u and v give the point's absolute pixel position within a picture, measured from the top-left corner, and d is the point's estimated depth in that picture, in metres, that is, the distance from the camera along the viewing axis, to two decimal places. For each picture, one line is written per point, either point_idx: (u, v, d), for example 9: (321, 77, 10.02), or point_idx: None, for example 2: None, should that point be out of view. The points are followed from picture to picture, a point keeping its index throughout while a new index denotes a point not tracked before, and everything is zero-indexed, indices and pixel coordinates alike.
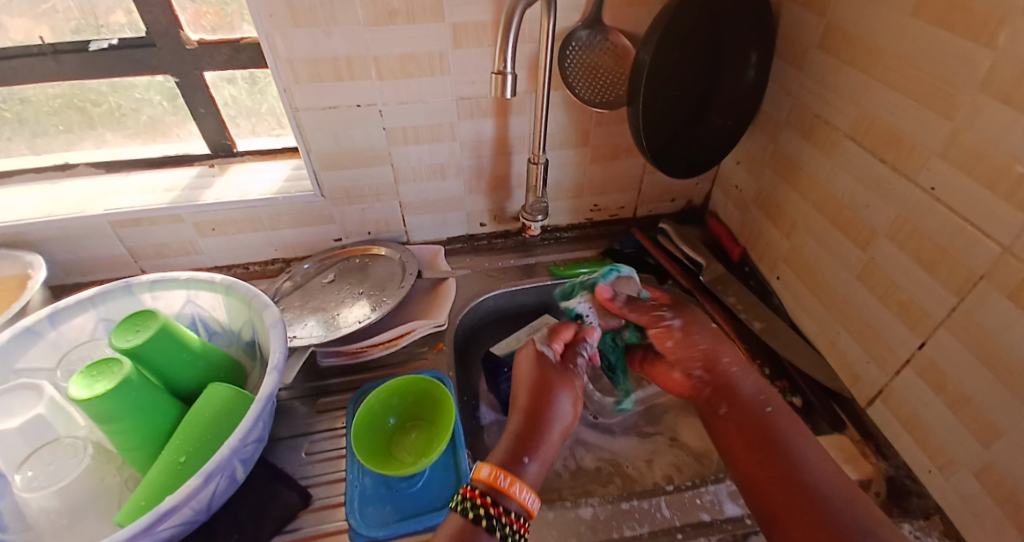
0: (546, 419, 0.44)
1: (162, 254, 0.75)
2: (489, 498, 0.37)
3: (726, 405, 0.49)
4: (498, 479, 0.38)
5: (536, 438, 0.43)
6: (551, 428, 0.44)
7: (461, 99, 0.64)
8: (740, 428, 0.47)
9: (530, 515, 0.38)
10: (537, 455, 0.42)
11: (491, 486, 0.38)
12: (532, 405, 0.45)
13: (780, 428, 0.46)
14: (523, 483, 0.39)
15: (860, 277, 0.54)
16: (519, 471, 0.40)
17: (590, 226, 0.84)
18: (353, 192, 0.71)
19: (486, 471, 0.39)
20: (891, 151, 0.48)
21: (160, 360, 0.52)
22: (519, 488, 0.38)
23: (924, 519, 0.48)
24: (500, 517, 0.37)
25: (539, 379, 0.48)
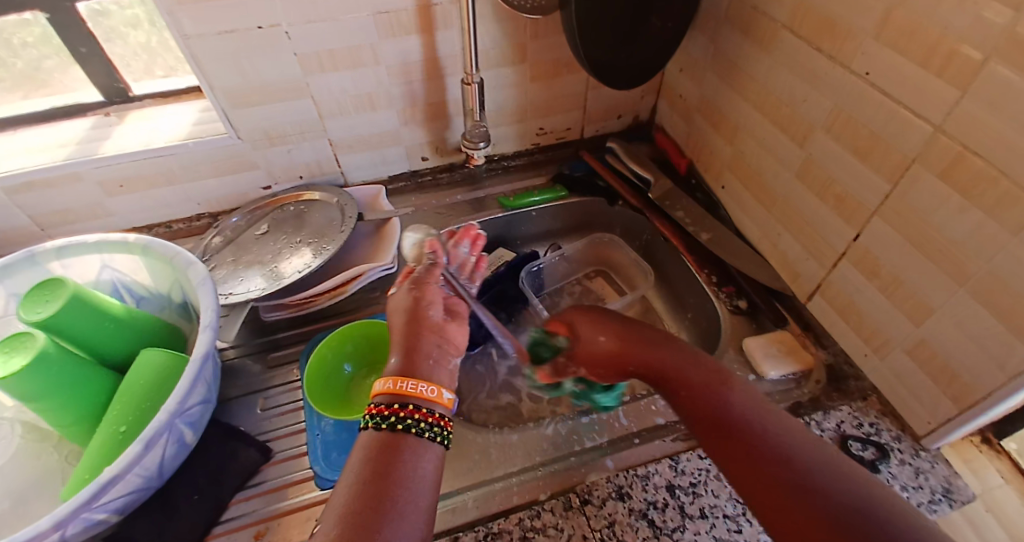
0: (424, 324, 0.41)
1: (69, 221, 0.67)
2: (391, 406, 0.35)
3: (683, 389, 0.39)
4: (391, 386, 0.36)
5: (420, 342, 0.39)
6: (430, 323, 0.42)
7: (379, 13, 0.57)
8: (691, 410, 0.37)
9: (442, 404, 0.36)
10: (432, 358, 0.39)
11: (386, 392, 0.35)
12: (407, 311, 0.42)
13: (706, 392, 0.37)
14: (417, 378, 0.37)
15: (799, 175, 0.54)
16: (415, 370, 0.37)
17: (538, 152, 0.81)
18: (274, 132, 0.65)
19: (380, 383, 0.36)
20: (826, 39, 0.47)
21: (80, 330, 0.48)
22: (415, 384, 0.36)
23: (862, 400, 0.52)
24: (406, 417, 0.34)
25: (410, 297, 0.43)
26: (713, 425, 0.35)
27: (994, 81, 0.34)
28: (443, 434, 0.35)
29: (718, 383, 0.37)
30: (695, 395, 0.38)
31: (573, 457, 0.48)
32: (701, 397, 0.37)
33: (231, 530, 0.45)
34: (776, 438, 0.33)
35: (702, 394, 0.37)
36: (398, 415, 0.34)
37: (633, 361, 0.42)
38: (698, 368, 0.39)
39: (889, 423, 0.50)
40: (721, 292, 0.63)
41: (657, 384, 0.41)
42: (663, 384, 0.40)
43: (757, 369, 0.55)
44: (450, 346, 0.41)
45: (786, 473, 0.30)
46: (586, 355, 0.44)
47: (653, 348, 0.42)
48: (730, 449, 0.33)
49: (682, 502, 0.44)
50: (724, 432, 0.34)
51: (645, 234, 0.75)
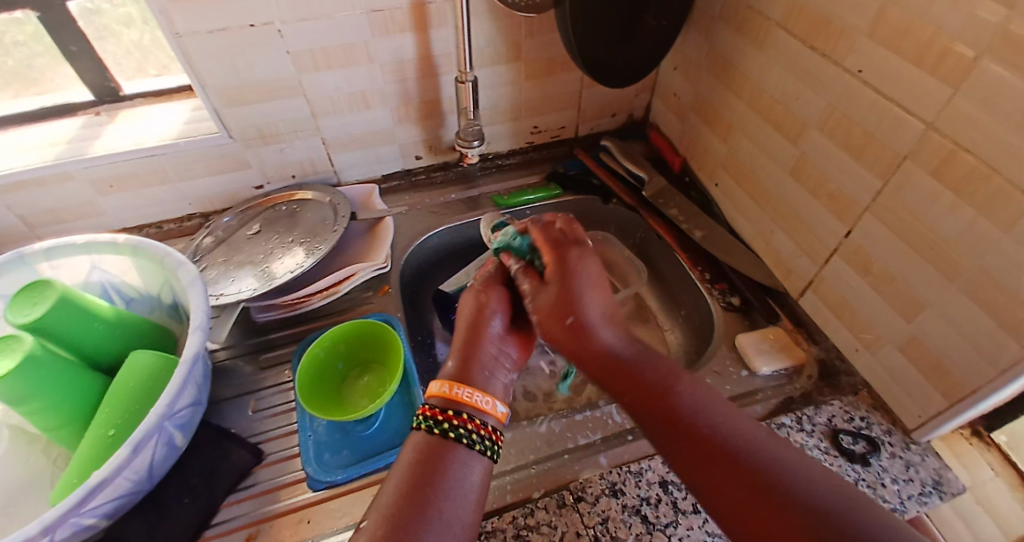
0: (485, 334, 0.42)
1: (60, 220, 0.67)
2: (448, 410, 0.36)
3: (634, 384, 0.37)
4: (451, 390, 0.37)
5: (477, 351, 0.41)
6: (491, 332, 0.43)
7: (372, 11, 0.57)
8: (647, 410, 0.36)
9: (493, 417, 0.37)
10: (484, 366, 0.40)
11: (440, 397, 0.37)
12: (471, 314, 0.44)
13: (660, 390, 0.36)
14: (470, 385, 0.38)
15: (792, 172, 0.54)
16: (465, 378, 0.39)
17: (532, 150, 0.80)
18: (267, 131, 0.64)
19: (436, 387, 0.38)
20: (820, 36, 0.47)
21: (69, 332, 0.47)
22: (474, 393, 0.37)
23: (853, 394, 0.52)
24: (463, 424, 0.36)
25: (474, 301, 0.45)
26: (672, 426, 0.34)
27: (986, 78, 0.34)
28: (491, 446, 0.36)
29: (672, 381, 0.37)
30: (649, 393, 0.36)
31: (566, 455, 0.48)
32: (655, 394, 0.36)
33: (222, 533, 0.45)
34: (736, 437, 0.32)
35: (657, 393, 0.36)
36: (450, 421, 0.36)
37: (580, 354, 0.40)
38: (647, 362, 0.38)
39: (879, 416, 0.50)
40: (714, 289, 0.63)
41: (605, 381, 0.39)
42: (609, 377, 0.38)
43: (750, 365, 0.55)
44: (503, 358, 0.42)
45: (750, 474, 0.30)
46: (558, 297, 0.42)
47: (598, 330, 0.40)
48: (693, 452, 0.32)
49: (675, 497, 0.44)
50: (681, 433, 0.33)
51: (638, 233, 0.74)
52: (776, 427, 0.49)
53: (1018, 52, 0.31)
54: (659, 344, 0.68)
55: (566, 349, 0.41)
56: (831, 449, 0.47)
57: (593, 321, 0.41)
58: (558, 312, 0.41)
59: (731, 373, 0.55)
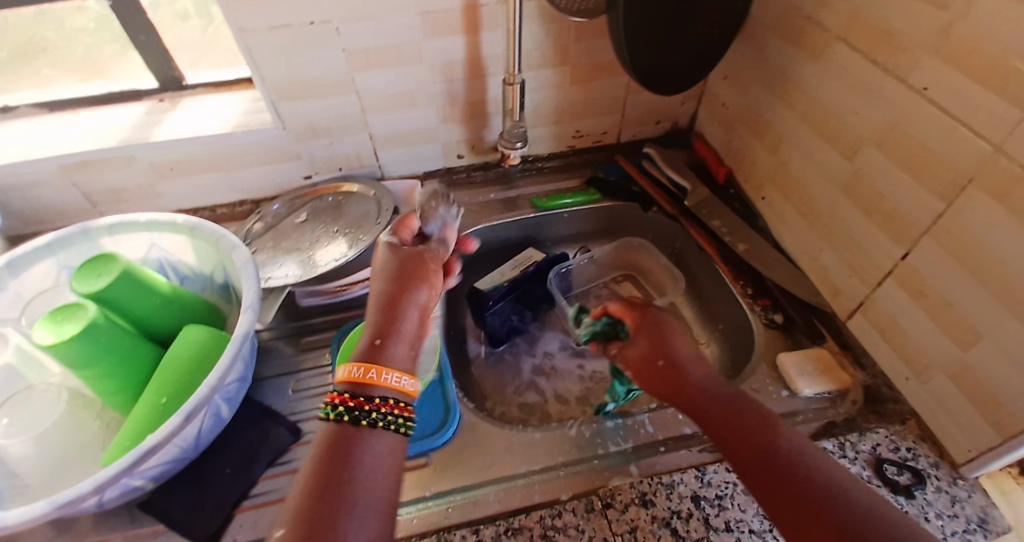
0: (408, 304, 0.42)
1: (121, 200, 0.71)
2: (359, 396, 0.36)
3: (727, 425, 0.38)
4: (362, 374, 0.36)
5: (396, 320, 0.41)
6: (414, 304, 0.43)
7: (426, 13, 0.58)
8: (744, 450, 0.36)
9: (407, 394, 0.37)
10: (401, 338, 0.40)
11: (351, 382, 0.36)
12: (388, 289, 0.43)
13: (755, 433, 0.37)
14: (384, 367, 0.38)
15: (845, 190, 0.53)
16: (383, 358, 0.38)
17: (573, 154, 0.81)
18: (318, 124, 0.66)
19: (346, 371, 0.37)
20: (882, 51, 0.46)
21: (128, 303, 0.50)
22: (385, 374, 0.37)
23: (901, 423, 0.50)
24: (375, 409, 0.35)
25: (400, 272, 0.45)
26: (766, 466, 0.34)
27: None
28: (406, 425, 0.36)
29: (767, 427, 0.37)
30: (742, 433, 0.37)
31: (596, 460, 0.48)
32: (750, 437, 0.36)
33: (259, 505, 0.47)
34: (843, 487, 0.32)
35: (752, 435, 0.37)
36: (365, 408, 0.35)
37: (676, 392, 0.43)
38: (742, 405, 0.40)
39: (927, 449, 0.48)
40: (755, 305, 0.62)
41: (700, 420, 0.40)
42: (702, 417, 0.40)
43: (791, 385, 0.53)
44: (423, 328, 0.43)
45: (855, 520, 0.29)
46: (647, 345, 0.47)
47: (687, 368, 0.44)
48: (790, 495, 0.32)
49: (708, 514, 0.43)
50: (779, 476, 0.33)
51: (677, 242, 0.74)
52: None
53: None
54: None
55: (661, 389, 0.44)
56: (874, 479, 0.46)
57: (681, 361, 0.45)
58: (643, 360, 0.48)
59: (770, 392, 0.54)
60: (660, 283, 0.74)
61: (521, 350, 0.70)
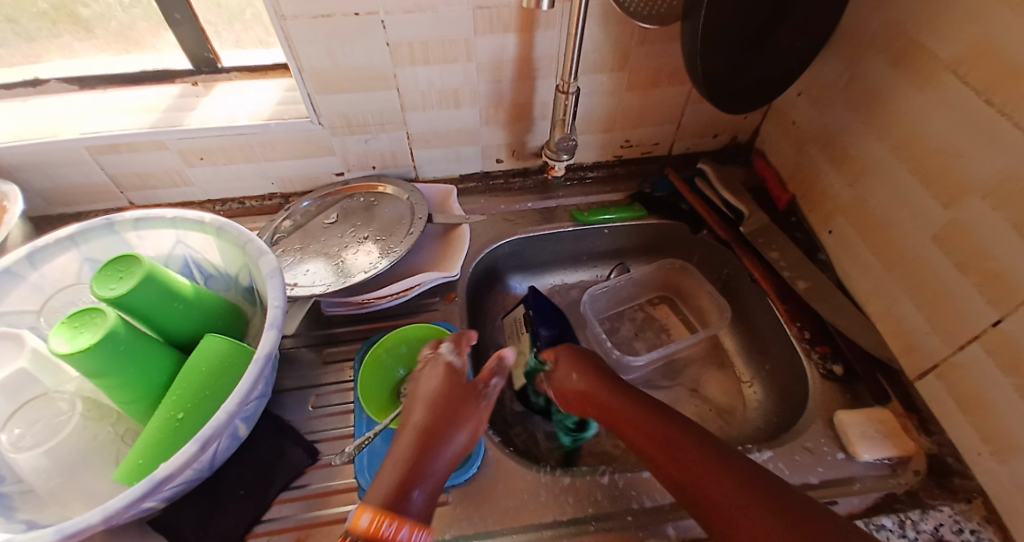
0: (443, 442, 0.38)
1: (148, 185, 0.68)
2: None
3: (612, 402, 0.47)
4: (384, 527, 0.30)
5: (429, 460, 0.37)
6: (446, 449, 0.38)
7: (479, 8, 0.53)
8: (638, 430, 0.43)
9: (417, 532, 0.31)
10: (427, 480, 0.36)
11: (362, 534, 0.30)
12: (429, 420, 0.39)
13: (645, 417, 0.44)
14: (402, 519, 0.31)
15: (938, 239, 0.47)
16: (401, 508, 0.33)
17: (619, 165, 0.75)
18: (354, 120, 0.62)
19: (364, 515, 0.31)
20: (1006, 90, 0.39)
21: (147, 309, 0.47)
22: (408, 532, 0.31)
23: (967, 502, 0.45)
24: None
25: (442, 400, 0.41)
26: (648, 437, 0.42)
27: None
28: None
29: (658, 412, 0.44)
30: (626, 413, 0.45)
31: (630, 516, 0.45)
32: (639, 420, 0.44)
33: (271, 532, 0.45)
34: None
35: (642, 418, 0.44)
36: None
37: (586, 395, 0.49)
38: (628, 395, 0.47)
39: (995, 534, 0.43)
40: (814, 352, 0.56)
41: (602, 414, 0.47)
42: (601, 408, 0.47)
43: (849, 448, 0.49)
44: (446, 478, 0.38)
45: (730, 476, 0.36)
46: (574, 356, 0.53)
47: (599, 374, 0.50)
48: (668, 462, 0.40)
49: None
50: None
51: (726, 269, 0.68)
52: (874, 528, 0.44)
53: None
54: (733, 396, 0.63)
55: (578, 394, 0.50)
56: None
57: (601, 371, 0.51)
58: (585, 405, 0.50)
59: (825, 453, 0.49)
60: (704, 313, 0.70)
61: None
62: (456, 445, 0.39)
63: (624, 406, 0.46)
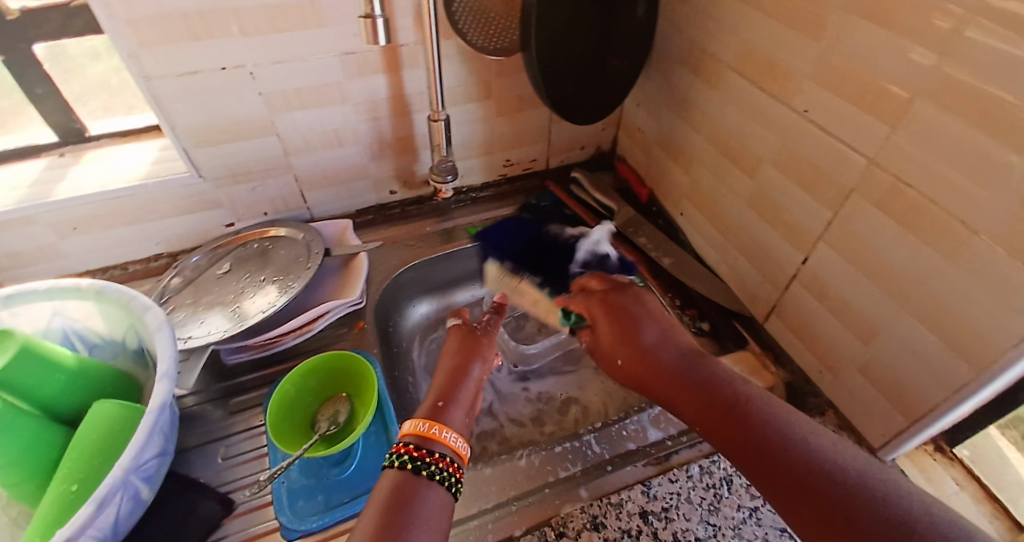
0: (468, 375, 0.45)
1: (18, 264, 0.64)
2: (421, 448, 0.37)
3: (640, 359, 0.47)
4: (421, 427, 0.38)
5: (459, 385, 0.44)
6: (471, 378, 0.46)
7: (345, 54, 0.58)
8: (686, 388, 0.43)
9: (461, 456, 0.38)
10: (459, 402, 0.43)
11: (416, 435, 0.38)
12: (457, 360, 0.47)
13: (688, 368, 0.44)
14: (446, 427, 0.39)
15: (751, 205, 0.57)
16: (444, 418, 0.41)
17: (505, 183, 0.82)
18: (239, 171, 0.64)
19: (410, 425, 0.39)
20: (769, 79, 0.50)
21: (24, 384, 0.44)
22: (445, 431, 0.38)
23: (820, 414, 0.54)
24: (434, 462, 0.36)
25: (462, 344, 0.49)
26: (687, 388, 0.43)
27: (921, 118, 0.37)
28: (457, 485, 0.36)
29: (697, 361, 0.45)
30: (659, 367, 0.45)
31: (547, 488, 0.49)
32: (685, 375, 0.44)
33: None
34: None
35: (681, 372, 0.44)
36: (424, 460, 0.36)
37: (621, 352, 0.49)
38: (663, 349, 0.47)
39: (845, 436, 0.52)
40: (685, 315, 0.65)
41: (637, 378, 0.47)
42: (632, 369, 0.48)
43: None
44: (476, 400, 0.45)
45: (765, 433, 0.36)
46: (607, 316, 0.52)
47: (627, 334, 0.49)
48: (713, 424, 0.39)
49: (655, 528, 0.45)
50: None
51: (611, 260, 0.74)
52: None
53: (954, 97, 0.34)
54: None
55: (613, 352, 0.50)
56: None
57: (640, 327, 0.49)
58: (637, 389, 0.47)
59: None
60: None
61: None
62: (479, 373, 0.47)
63: (659, 367, 0.45)
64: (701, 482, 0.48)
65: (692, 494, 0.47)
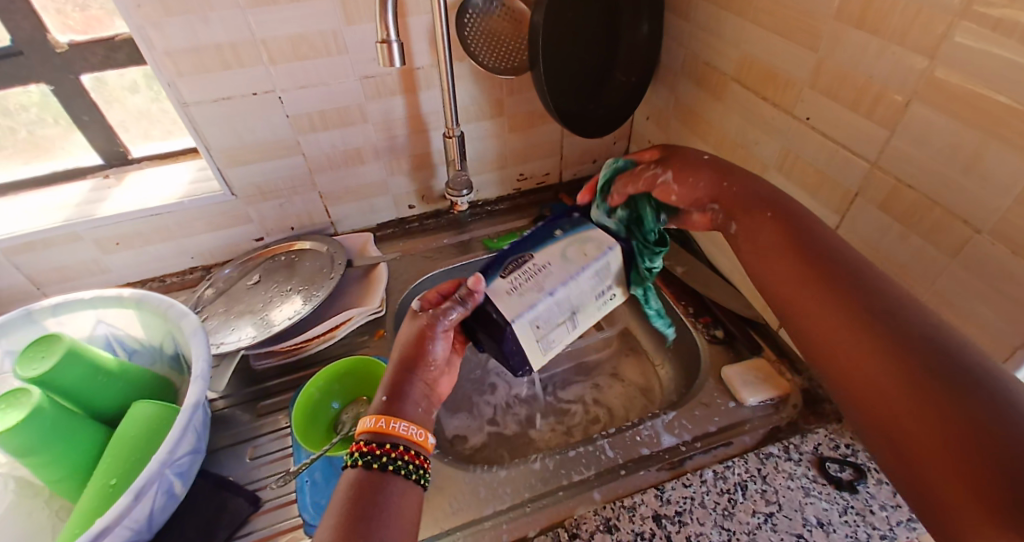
0: (418, 371, 0.42)
1: (66, 278, 0.69)
2: (373, 444, 0.36)
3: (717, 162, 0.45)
4: (372, 423, 0.38)
5: (404, 384, 0.41)
6: (421, 374, 0.42)
7: (365, 78, 0.62)
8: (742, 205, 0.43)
9: (421, 444, 0.38)
10: (409, 398, 0.40)
11: (368, 431, 0.37)
12: (404, 355, 0.42)
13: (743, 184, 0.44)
14: (398, 417, 0.38)
15: None
16: (397, 412, 0.39)
17: (520, 196, 0.85)
18: (267, 188, 0.68)
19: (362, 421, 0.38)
20: (770, 88, 0.52)
21: (73, 384, 0.48)
22: (394, 423, 0.37)
23: (837, 421, 0.53)
24: (389, 456, 0.36)
25: (418, 338, 0.43)
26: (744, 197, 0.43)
27: (917, 121, 0.38)
28: (420, 473, 0.37)
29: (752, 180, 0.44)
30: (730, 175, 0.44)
31: (561, 491, 0.49)
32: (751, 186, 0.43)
33: None
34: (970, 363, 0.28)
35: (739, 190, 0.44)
36: (379, 456, 0.36)
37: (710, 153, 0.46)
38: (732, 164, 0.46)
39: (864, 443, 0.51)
40: (698, 323, 0.65)
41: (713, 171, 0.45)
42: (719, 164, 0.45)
43: (737, 396, 0.56)
44: (431, 395, 0.43)
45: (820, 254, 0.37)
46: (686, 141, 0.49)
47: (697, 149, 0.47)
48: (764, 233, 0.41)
49: (669, 531, 0.45)
50: (872, 366, 0.31)
51: None
52: (764, 457, 0.50)
53: (946, 98, 0.35)
54: (650, 376, 0.70)
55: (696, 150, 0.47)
56: (819, 477, 0.48)
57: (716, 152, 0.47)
58: (701, 196, 0.45)
59: (719, 404, 0.56)
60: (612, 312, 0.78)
61: (470, 381, 0.69)
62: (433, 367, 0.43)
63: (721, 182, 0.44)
64: (715, 487, 0.48)
65: (706, 498, 0.47)
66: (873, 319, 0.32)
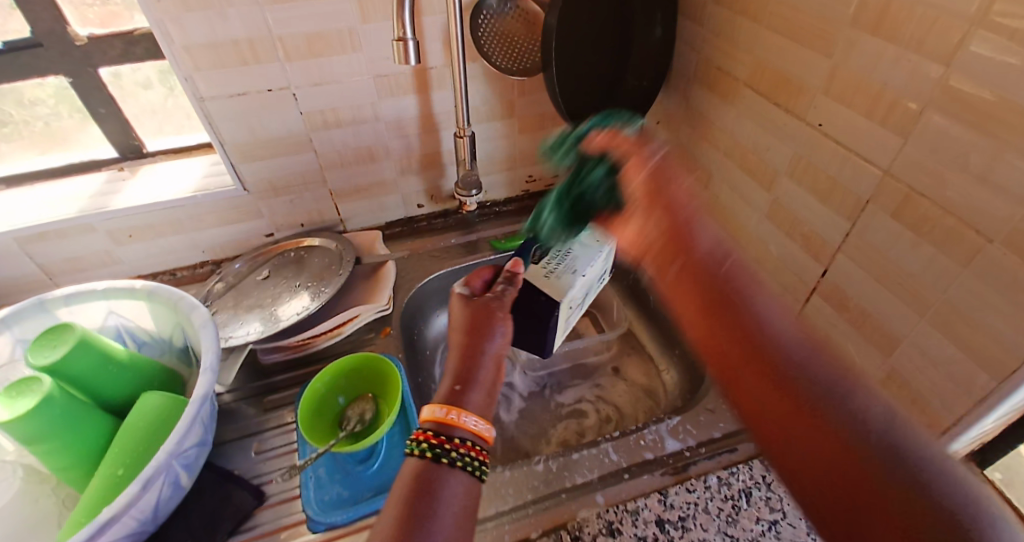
0: (481, 355, 0.40)
1: (78, 269, 0.70)
2: (440, 435, 0.34)
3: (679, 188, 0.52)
4: (439, 412, 0.36)
5: (474, 367, 0.39)
6: (487, 355, 0.40)
7: (379, 76, 0.63)
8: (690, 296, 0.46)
9: (483, 439, 0.36)
10: (480, 383, 0.39)
11: (434, 421, 0.35)
12: (466, 338, 0.41)
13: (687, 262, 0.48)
14: (465, 410, 0.37)
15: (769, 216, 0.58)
16: (463, 402, 0.37)
17: (528, 197, 0.85)
18: (278, 184, 0.69)
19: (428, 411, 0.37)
20: (783, 94, 0.52)
21: (83, 373, 0.49)
22: (462, 415, 0.36)
23: None
24: (454, 448, 0.34)
25: (478, 320, 0.42)
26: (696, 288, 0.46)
27: (931, 130, 0.38)
28: (481, 468, 0.34)
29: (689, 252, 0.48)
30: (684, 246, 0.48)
31: (564, 493, 0.49)
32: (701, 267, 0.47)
33: None
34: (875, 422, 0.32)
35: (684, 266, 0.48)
36: (444, 446, 0.34)
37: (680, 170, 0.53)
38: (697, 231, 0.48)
39: None
40: None
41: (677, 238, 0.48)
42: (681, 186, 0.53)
43: None
44: (499, 375, 0.40)
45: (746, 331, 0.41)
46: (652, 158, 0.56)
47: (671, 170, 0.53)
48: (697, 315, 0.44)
49: (672, 536, 0.45)
50: (802, 435, 0.34)
51: (631, 275, 0.77)
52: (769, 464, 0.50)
53: (962, 107, 0.35)
54: (655, 379, 0.70)
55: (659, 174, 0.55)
56: None
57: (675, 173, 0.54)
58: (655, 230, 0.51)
59: (724, 410, 0.56)
60: (617, 315, 0.78)
61: None
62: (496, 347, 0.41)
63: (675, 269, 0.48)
64: (718, 493, 0.48)
65: (709, 504, 0.47)
66: (798, 385, 0.36)
